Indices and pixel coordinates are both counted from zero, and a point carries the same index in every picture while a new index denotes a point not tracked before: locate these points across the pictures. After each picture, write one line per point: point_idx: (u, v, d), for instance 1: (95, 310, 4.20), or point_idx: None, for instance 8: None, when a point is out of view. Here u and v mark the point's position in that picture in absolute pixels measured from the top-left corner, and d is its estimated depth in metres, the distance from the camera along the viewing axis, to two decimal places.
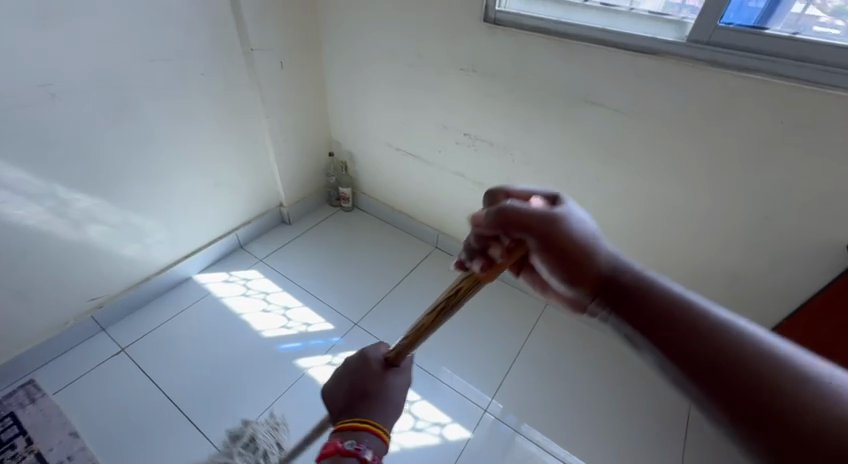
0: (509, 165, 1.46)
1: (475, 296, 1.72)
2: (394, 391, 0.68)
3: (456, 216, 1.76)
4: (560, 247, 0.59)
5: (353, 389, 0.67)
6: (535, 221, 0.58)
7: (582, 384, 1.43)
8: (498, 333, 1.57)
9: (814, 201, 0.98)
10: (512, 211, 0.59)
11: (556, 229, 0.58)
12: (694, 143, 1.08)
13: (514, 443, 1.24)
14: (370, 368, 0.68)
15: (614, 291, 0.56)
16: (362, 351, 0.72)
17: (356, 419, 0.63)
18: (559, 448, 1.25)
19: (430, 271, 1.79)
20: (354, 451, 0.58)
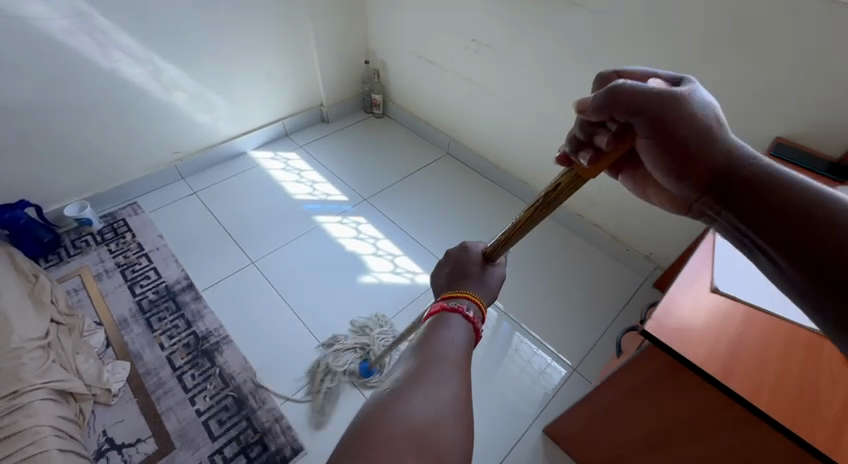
0: (507, 69, 1.64)
1: (472, 192, 1.95)
2: (497, 280, 0.66)
3: (464, 122, 1.98)
4: (682, 147, 0.48)
5: (448, 282, 0.65)
6: (645, 122, 0.49)
7: (543, 268, 1.67)
8: (483, 221, 1.82)
9: (747, 97, 1.10)
10: (625, 94, 0.48)
11: (673, 123, 0.47)
12: (654, 44, 1.21)
13: (505, 355, 1.41)
14: (471, 266, 0.66)
15: (731, 187, 0.46)
16: (464, 242, 0.70)
17: (457, 291, 0.60)
18: (541, 360, 1.40)
19: (437, 170, 2.06)
20: (458, 308, 0.56)
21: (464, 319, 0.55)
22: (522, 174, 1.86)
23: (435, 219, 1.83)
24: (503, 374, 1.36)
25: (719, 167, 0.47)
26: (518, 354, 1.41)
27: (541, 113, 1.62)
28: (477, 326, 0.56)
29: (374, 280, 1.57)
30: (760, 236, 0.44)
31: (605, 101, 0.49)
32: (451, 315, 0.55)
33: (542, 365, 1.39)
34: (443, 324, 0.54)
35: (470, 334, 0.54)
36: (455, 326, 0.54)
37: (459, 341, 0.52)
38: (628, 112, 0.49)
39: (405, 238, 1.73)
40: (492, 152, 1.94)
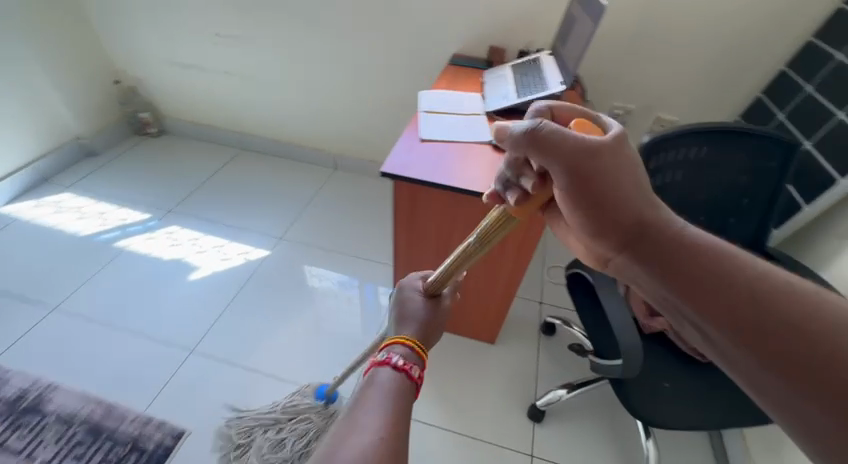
0: (259, 52, 1.85)
1: (278, 173, 2.10)
2: (438, 321, 0.68)
3: (245, 114, 2.10)
4: (594, 200, 0.49)
5: (424, 330, 0.65)
6: (564, 147, 0.47)
7: (358, 208, 1.95)
8: (295, 192, 1.99)
9: (427, 31, 1.57)
10: (543, 136, 0.47)
11: (590, 172, 0.48)
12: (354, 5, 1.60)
13: (334, 320, 1.48)
14: (409, 308, 0.67)
15: (650, 238, 0.48)
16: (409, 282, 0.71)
17: (394, 335, 0.61)
18: (376, 306, 1.55)
19: (236, 165, 2.13)
20: (386, 359, 0.55)
21: (396, 375, 0.53)
22: (313, 143, 2.10)
23: (251, 204, 1.90)
24: (343, 326, 1.47)
25: (634, 214, 0.48)
26: (348, 313, 1.51)
27: (305, 84, 1.89)
28: (411, 373, 0.55)
29: (207, 271, 1.61)
30: (666, 276, 0.46)
31: (532, 126, 0.48)
32: (379, 368, 0.54)
33: (381, 309, 1.54)
34: (378, 387, 0.51)
35: (395, 380, 0.53)
36: (385, 383, 0.52)
37: (377, 399, 0.49)
38: (544, 156, 0.48)
39: (225, 228, 1.78)
40: (281, 133, 2.12)
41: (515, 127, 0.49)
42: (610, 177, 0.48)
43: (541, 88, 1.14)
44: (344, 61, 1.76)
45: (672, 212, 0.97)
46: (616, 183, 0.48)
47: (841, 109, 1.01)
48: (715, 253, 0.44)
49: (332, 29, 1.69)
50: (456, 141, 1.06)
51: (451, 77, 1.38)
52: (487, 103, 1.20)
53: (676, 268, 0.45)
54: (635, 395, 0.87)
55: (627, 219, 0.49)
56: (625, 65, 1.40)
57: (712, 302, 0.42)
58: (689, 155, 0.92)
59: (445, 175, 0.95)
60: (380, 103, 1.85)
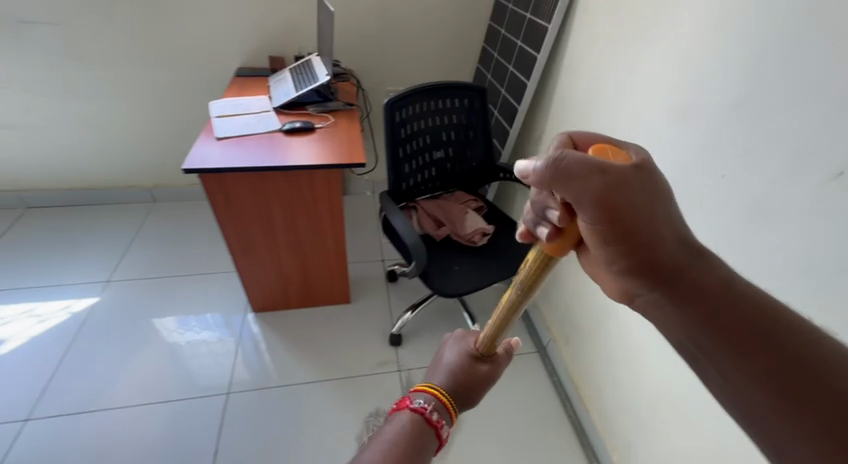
0: (13, 95, 1.69)
1: (85, 221, 1.93)
2: (480, 380, 0.64)
3: (17, 168, 1.86)
4: (622, 218, 0.41)
5: (463, 386, 0.63)
6: (588, 183, 0.41)
7: (191, 231, 1.94)
8: (112, 235, 1.87)
9: (204, 49, 1.69)
10: (565, 169, 0.42)
11: (622, 206, 0.41)
12: (117, 34, 1.61)
13: (193, 336, 1.51)
14: (445, 360, 0.67)
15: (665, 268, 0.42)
16: (462, 333, 0.70)
17: (434, 385, 0.63)
18: (234, 309, 1.61)
19: (25, 226, 1.87)
20: (415, 408, 0.60)
21: (416, 421, 0.59)
22: (121, 181, 1.99)
23: (58, 260, 1.73)
24: (204, 337, 1.50)
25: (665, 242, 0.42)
26: (206, 325, 1.55)
27: (89, 121, 1.80)
28: (435, 428, 0.59)
29: (23, 339, 1.45)
30: (714, 339, 0.39)
31: (551, 159, 0.42)
32: (403, 412, 0.60)
33: (241, 311, 1.61)
34: (399, 427, 0.59)
35: (414, 429, 0.58)
36: (405, 425, 0.59)
37: (388, 445, 0.56)
38: (570, 187, 0.42)
39: (33, 291, 1.60)
40: (77, 179, 1.95)
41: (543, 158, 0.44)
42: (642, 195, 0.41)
43: (313, 81, 1.40)
44: (125, 90, 1.74)
45: (429, 151, 1.34)
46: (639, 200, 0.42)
47: (510, 63, 1.52)
48: (705, 277, 0.41)
49: (99, 60, 1.66)
50: (250, 135, 1.25)
51: (238, 87, 1.54)
52: (274, 101, 1.42)
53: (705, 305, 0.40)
54: (436, 282, 1.19)
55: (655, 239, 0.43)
56: (382, 56, 1.76)
57: (700, 309, 0.40)
58: (424, 107, 1.29)
59: (244, 160, 1.13)
60: (180, 124, 1.87)
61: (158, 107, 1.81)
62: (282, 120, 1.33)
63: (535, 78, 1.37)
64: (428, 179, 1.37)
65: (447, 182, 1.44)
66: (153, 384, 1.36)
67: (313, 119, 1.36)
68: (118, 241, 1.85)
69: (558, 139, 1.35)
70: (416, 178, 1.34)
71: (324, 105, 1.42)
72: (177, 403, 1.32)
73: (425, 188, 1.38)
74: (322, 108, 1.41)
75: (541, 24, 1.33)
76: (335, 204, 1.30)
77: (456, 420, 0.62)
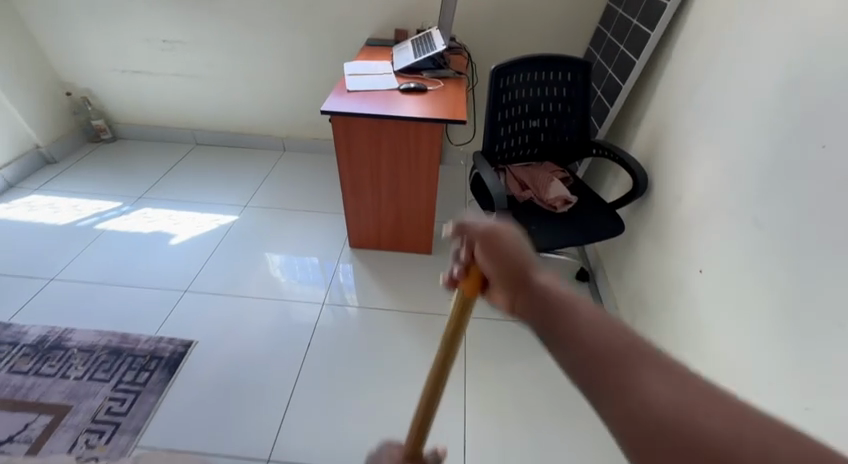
0: (202, 53, 2.17)
1: (234, 159, 2.39)
2: (428, 442, 0.65)
3: (195, 111, 2.39)
4: (496, 252, 0.47)
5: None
6: (470, 227, 0.51)
7: (308, 177, 2.29)
8: (252, 172, 2.30)
9: (343, 21, 1.98)
10: (460, 224, 0.53)
11: (493, 240, 0.48)
12: (281, 6, 1.98)
13: (302, 257, 1.83)
14: (399, 428, 0.66)
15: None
16: (409, 408, 0.70)
17: None
18: (336, 243, 1.91)
19: (194, 157, 2.40)
20: None
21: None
22: (263, 130, 2.42)
23: (213, 185, 2.19)
24: (310, 259, 1.82)
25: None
26: (313, 250, 1.86)
27: (248, 77, 2.22)
28: None
29: (187, 236, 1.90)
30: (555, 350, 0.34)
31: (453, 222, 0.55)
32: None
33: (341, 244, 1.89)
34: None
35: None
36: None
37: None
38: (463, 233, 0.52)
39: (195, 204, 2.07)
40: (232, 125, 2.42)
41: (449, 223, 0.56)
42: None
43: (430, 49, 1.59)
44: (278, 53, 2.13)
45: (525, 119, 1.44)
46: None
47: (621, 43, 1.53)
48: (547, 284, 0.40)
49: (265, 27, 2.06)
50: (373, 90, 1.47)
51: (367, 53, 1.80)
52: (395, 64, 1.64)
53: (546, 308, 0.37)
54: None
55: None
56: (495, 34, 1.88)
57: (551, 315, 0.36)
58: (527, 77, 1.38)
59: (366, 108, 1.36)
60: (314, 86, 2.21)
61: (300, 69, 2.17)
62: (400, 81, 1.54)
63: (645, 56, 1.37)
64: (520, 145, 1.48)
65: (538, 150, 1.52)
66: (270, 285, 1.69)
67: (425, 82, 1.55)
68: (256, 177, 2.27)
69: (659, 118, 1.35)
70: (509, 142, 1.46)
71: (437, 72, 1.60)
72: (286, 303, 1.63)
73: (516, 154, 1.49)
74: (435, 74, 1.59)
75: (660, 2, 1.33)
76: (433, 155, 1.48)
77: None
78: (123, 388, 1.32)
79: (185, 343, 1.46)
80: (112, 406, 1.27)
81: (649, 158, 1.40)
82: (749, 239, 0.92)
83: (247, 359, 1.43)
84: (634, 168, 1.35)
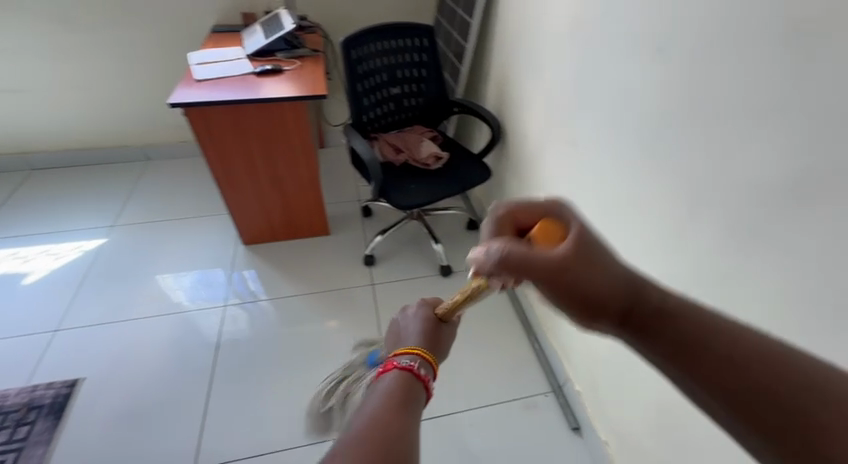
0: (11, 60, 1.85)
1: (87, 178, 2.12)
2: (443, 343, 0.65)
3: (20, 132, 2.04)
4: (567, 288, 0.41)
5: (434, 343, 0.64)
6: (535, 265, 0.42)
7: (182, 184, 2.12)
8: (112, 189, 2.06)
9: (181, 9, 1.84)
10: (513, 258, 0.43)
11: (570, 277, 0.41)
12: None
13: (193, 264, 1.73)
14: (409, 325, 0.66)
15: (643, 316, 0.37)
16: (416, 304, 0.69)
17: (410, 346, 0.60)
18: (228, 242, 1.83)
19: (32, 185, 2.06)
20: (407, 365, 0.55)
21: (405, 376, 0.54)
22: (116, 140, 2.16)
23: (65, 211, 1.92)
24: (202, 265, 1.73)
25: (612, 292, 0.39)
26: (204, 256, 1.77)
27: (80, 82, 1.96)
28: (425, 383, 0.55)
29: (46, 271, 1.67)
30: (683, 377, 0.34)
31: (497, 253, 0.44)
32: (397, 372, 0.54)
33: (234, 243, 1.83)
34: (389, 382, 0.52)
35: (401, 387, 0.52)
36: (393, 382, 0.53)
37: (384, 398, 0.49)
38: (517, 274, 0.44)
39: (48, 236, 1.80)
40: (73, 140, 2.12)
41: (487, 250, 0.45)
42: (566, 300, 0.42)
43: (280, 30, 1.57)
44: (112, 52, 1.90)
45: (386, 88, 1.53)
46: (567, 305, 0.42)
47: (458, 7, 1.67)
48: (659, 300, 0.37)
49: (86, 23, 1.82)
50: (226, 76, 1.43)
51: (214, 41, 1.71)
52: (245, 49, 1.59)
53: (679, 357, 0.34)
54: (394, 197, 1.41)
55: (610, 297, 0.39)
56: (345, 10, 1.91)
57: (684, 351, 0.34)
58: (378, 47, 1.46)
59: (221, 95, 1.32)
60: (165, 83, 2.03)
61: (143, 67, 1.97)
62: (254, 65, 1.51)
63: (478, 18, 1.53)
64: (386, 113, 1.56)
65: (405, 116, 1.62)
66: (160, 301, 1.58)
67: (282, 64, 1.54)
68: (119, 193, 2.04)
69: (500, 71, 1.53)
70: (376, 111, 1.53)
71: (292, 52, 1.59)
72: (181, 314, 1.54)
73: (384, 122, 1.57)
74: (289, 55, 1.58)
75: None
76: (304, 135, 1.50)
77: (438, 372, 0.59)
78: None
79: (67, 383, 1.32)
80: None
81: (500, 108, 1.58)
82: (573, 156, 1.12)
83: (148, 380, 1.34)
84: (489, 118, 1.52)
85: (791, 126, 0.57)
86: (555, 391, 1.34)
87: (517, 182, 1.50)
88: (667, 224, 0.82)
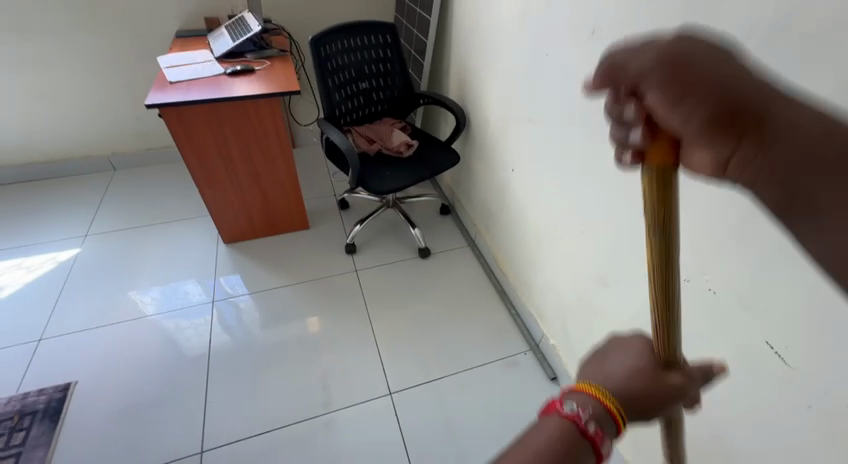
0: None
1: (51, 191, 2.07)
2: (655, 393, 0.44)
3: None
4: (695, 91, 0.27)
5: (642, 398, 0.43)
6: (644, 63, 0.28)
7: (153, 190, 2.12)
8: (80, 200, 2.03)
9: (142, 17, 1.86)
10: (614, 65, 0.30)
11: (691, 63, 0.26)
12: (57, 7, 1.75)
13: (174, 266, 1.75)
14: (606, 355, 0.47)
15: (776, 129, 0.26)
16: (613, 339, 0.49)
17: (594, 387, 0.43)
18: (207, 242, 1.86)
19: None
20: (570, 413, 0.41)
21: (567, 430, 0.40)
22: (80, 151, 2.13)
23: (32, 224, 1.88)
24: (184, 266, 1.75)
25: (745, 94, 0.26)
26: (185, 257, 1.79)
27: (38, 94, 1.92)
28: (595, 444, 0.39)
29: (20, 284, 1.64)
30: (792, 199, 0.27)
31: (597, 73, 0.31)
32: (555, 420, 0.41)
33: (214, 242, 1.86)
34: (547, 432, 0.40)
35: (555, 442, 0.39)
36: (551, 431, 0.40)
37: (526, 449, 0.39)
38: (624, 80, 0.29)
39: (17, 249, 1.77)
40: (33, 153, 2.07)
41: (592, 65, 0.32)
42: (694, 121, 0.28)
43: (247, 32, 1.63)
44: (71, 62, 1.88)
45: (355, 83, 1.62)
46: (694, 124, 0.28)
47: (417, 6, 1.79)
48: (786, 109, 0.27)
49: (42, 33, 1.79)
50: (199, 78, 1.47)
51: (180, 45, 1.74)
52: (214, 52, 1.64)
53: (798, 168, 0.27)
54: (371, 184, 1.51)
55: (747, 102, 0.27)
56: (308, 13, 1.99)
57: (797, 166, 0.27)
58: (346, 44, 1.55)
59: (197, 95, 1.37)
60: (128, 91, 2.03)
61: (105, 76, 1.96)
62: (225, 66, 1.56)
63: (436, 15, 1.66)
64: (356, 107, 1.65)
65: (375, 110, 1.72)
66: (144, 304, 1.60)
67: (252, 64, 1.60)
68: (88, 204, 2.02)
69: (459, 63, 1.66)
70: (347, 105, 1.62)
71: (261, 53, 1.65)
72: (168, 314, 1.57)
73: (355, 116, 1.67)
74: (258, 55, 1.65)
75: None
76: (280, 132, 1.58)
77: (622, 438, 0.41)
78: None
79: (59, 387, 1.33)
80: None
81: (463, 97, 1.71)
82: (531, 132, 1.26)
83: (142, 378, 1.37)
84: (454, 107, 1.64)
85: None
86: (533, 348, 1.48)
87: (484, 164, 1.63)
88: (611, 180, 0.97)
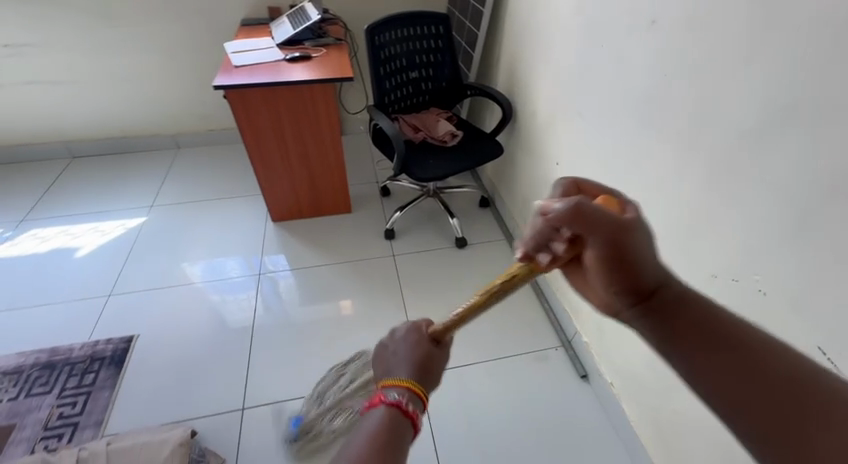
0: (59, 55, 2.01)
1: (124, 164, 2.27)
2: (439, 366, 0.59)
3: (64, 121, 2.19)
4: (612, 227, 0.44)
5: (431, 366, 0.58)
6: (602, 224, 0.44)
7: (211, 168, 2.27)
8: (148, 173, 2.21)
9: (213, 6, 1.99)
10: (582, 211, 0.44)
11: (630, 256, 0.45)
12: None
13: (227, 239, 1.88)
14: (399, 346, 0.60)
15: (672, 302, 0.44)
16: (405, 324, 0.62)
17: (402, 379, 0.54)
18: (257, 219, 1.98)
19: (74, 170, 2.22)
20: (396, 404, 0.51)
21: (393, 416, 0.50)
22: (150, 129, 2.32)
23: (107, 193, 2.08)
24: (236, 239, 1.88)
25: (653, 277, 0.45)
26: (236, 231, 1.92)
27: (120, 75, 2.11)
28: (412, 420, 0.51)
29: (95, 245, 1.82)
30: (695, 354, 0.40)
31: (569, 206, 0.45)
32: (387, 413, 0.50)
33: (263, 219, 1.98)
34: (374, 424, 0.49)
35: (387, 428, 0.49)
36: (379, 423, 0.49)
37: (364, 443, 0.46)
38: (587, 228, 0.45)
39: (95, 214, 1.96)
40: (111, 129, 2.28)
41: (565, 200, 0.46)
42: (617, 272, 0.46)
43: (307, 21, 1.71)
44: (149, 46, 2.06)
45: (405, 72, 1.66)
46: (599, 251, 0.45)
47: None
48: (681, 291, 0.44)
49: (127, 20, 1.97)
50: (261, 63, 1.57)
51: (245, 32, 1.85)
52: (276, 39, 1.73)
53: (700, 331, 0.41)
54: (414, 171, 1.54)
55: (626, 250, 0.45)
56: (364, 4, 2.05)
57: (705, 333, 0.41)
58: (399, 34, 1.59)
59: (259, 79, 1.46)
60: (196, 75, 2.18)
61: (178, 60, 2.12)
62: (285, 52, 1.65)
63: (490, 7, 1.66)
64: (404, 96, 1.70)
65: (422, 99, 1.76)
66: (199, 272, 1.74)
67: (309, 51, 1.68)
68: (155, 177, 2.20)
69: (510, 56, 1.66)
70: (396, 94, 1.67)
71: (319, 41, 1.73)
72: (219, 283, 1.69)
73: (403, 105, 1.71)
74: (316, 44, 1.72)
75: None
76: (331, 117, 1.65)
77: (427, 405, 0.54)
78: (71, 392, 1.32)
79: (124, 339, 1.48)
80: (63, 411, 1.27)
81: (511, 91, 1.71)
82: (579, 126, 1.25)
83: (194, 338, 1.49)
84: (501, 99, 1.64)
85: (761, 75, 0.69)
86: (564, 345, 1.46)
87: (527, 157, 1.63)
88: (661, 176, 0.94)
